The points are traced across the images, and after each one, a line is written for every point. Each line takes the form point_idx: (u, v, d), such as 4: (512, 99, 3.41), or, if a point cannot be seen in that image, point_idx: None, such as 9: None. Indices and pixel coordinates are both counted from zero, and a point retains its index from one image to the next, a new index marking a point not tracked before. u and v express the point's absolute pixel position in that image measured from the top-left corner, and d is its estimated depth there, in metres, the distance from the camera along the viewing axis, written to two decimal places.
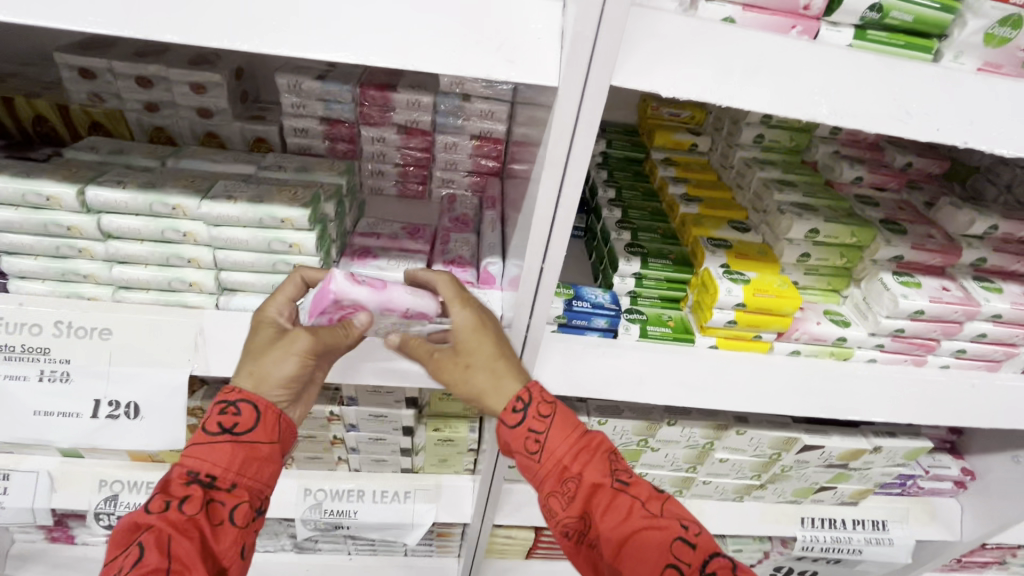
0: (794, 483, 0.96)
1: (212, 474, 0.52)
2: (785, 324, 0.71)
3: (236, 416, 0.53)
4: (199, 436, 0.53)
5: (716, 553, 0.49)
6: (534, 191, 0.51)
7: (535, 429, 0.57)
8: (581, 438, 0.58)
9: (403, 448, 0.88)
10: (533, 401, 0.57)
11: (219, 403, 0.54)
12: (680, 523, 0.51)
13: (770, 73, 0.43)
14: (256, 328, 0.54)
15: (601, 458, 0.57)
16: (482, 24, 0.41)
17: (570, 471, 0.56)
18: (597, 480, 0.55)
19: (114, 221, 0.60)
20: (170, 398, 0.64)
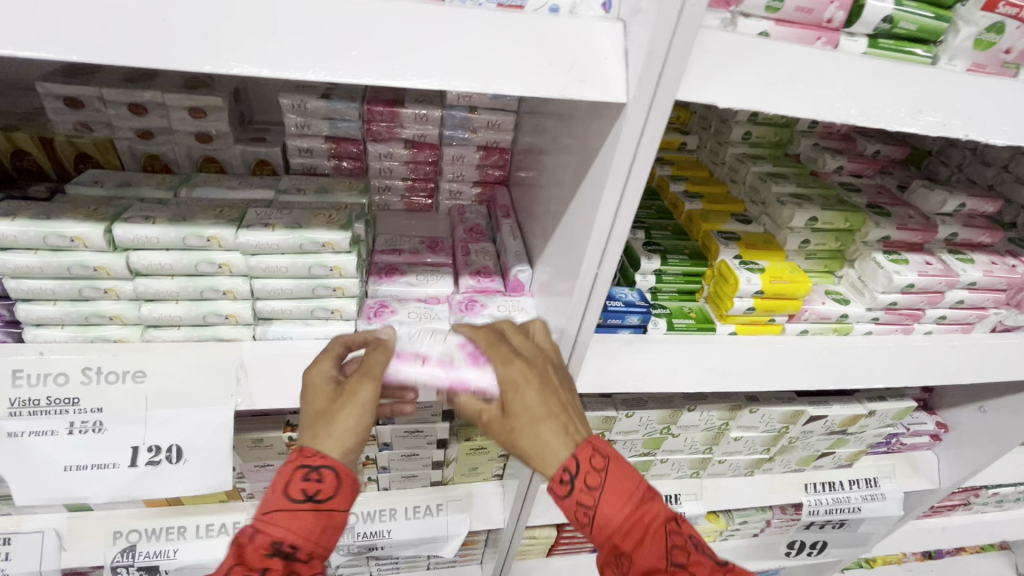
0: (799, 452, 1.04)
1: (293, 543, 0.52)
2: (796, 307, 0.76)
3: (319, 483, 0.52)
4: (280, 502, 0.52)
5: None
6: (589, 201, 0.54)
7: (580, 503, 0.53)
8: (634, 513, 0.52)
9: (435, 461, 0.88)
10: (582, 471, 0.52)
11: (301, 468, 0.52)
12: None
13: (806, 82, 0.48)
14: (313, 392, 0.53)
15: (660, 534, 0.51)
16: (553, 49, 0.43)
17: (623, 549, 0.52)
18: (653, 563, 0.51)
19: (144, 258, 0.58)
20: (214, 437, 0.62)
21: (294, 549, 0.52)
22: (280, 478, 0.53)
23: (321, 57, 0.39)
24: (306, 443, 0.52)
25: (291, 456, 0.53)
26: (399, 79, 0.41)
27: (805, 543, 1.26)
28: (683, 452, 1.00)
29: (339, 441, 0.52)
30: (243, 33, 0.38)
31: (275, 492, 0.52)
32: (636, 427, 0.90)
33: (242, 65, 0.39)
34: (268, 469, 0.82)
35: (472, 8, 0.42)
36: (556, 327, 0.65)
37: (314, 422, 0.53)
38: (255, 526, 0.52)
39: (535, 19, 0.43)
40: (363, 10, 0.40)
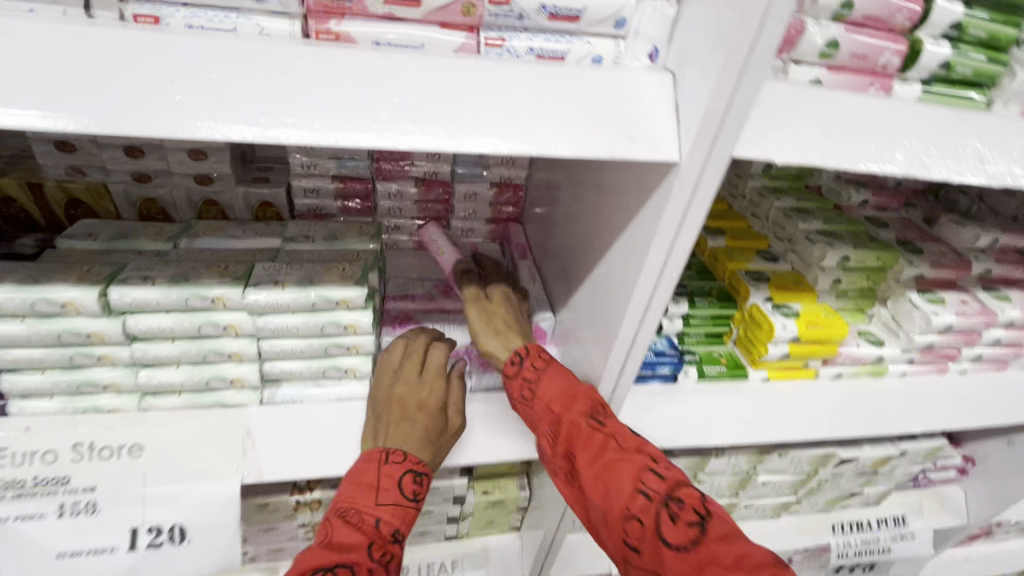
0: (827, 493, 1.00)
1: (399, 535, 0.56)
2: (832, 351, 0.73)
3: (423, 485, 0.58)
4: (392, 497, 0.55)
5: (685, 485, 0.50)
6: (629, 257, 0.50)
7: (526, 379, 0.57)
8: (569, 384, 0.57)
9: (451, 517, 0.83)
10: (532, 356, 0.59)
11: (414, 472, 0.57)
12: (651, 456, 0.52)
13: (864, 132, 0.44)
14: (422, 416, 0.58)
15: (588, 401, 0.55)
16: (600, 103, 0.39)
17: (555, 415, 0.55)
18: (581, 426, 0.54)
19: (142, 322, 0.53)
20: (219, 513, 0.56)
21: (395, 539, 0.55)
22: (393, 475, 0.56)
23: (347, 118, 0.36)
24: (393, 447, 0.57)
25: (382, 456, 0.56)
26: (434, 140, 0.37)
27: None
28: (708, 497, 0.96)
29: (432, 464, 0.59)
30: (260, 95, 0.34)
31: (387, 488, 0.55)
32: None
33: (260, 129, 0.35)
34: (273, 532, 0.76)
35: (510, 62, 0.39)
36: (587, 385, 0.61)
37: (416, 444, 0.57)
38: (369, 514, 0.54)
39: (578, 72, 0.39)
40: (393, 66, 0.36)
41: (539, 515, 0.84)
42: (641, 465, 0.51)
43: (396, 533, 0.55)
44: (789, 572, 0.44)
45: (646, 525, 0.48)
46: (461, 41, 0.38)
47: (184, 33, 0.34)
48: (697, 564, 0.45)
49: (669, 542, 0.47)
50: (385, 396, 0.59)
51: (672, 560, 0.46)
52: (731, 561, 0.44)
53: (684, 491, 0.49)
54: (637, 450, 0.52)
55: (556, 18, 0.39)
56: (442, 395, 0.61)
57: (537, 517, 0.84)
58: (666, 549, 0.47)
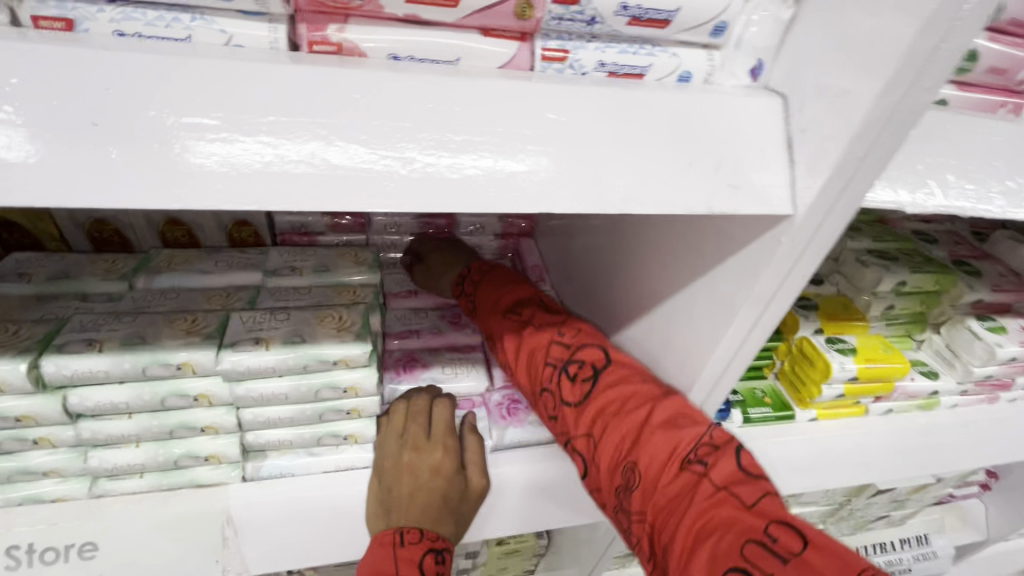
0: (855, 519, 0.94)
1: None
2: (888, 389, 0.66)
3: (444, 562, 0.48)
4: None
5: (586, 344, 0.48)
6: (699, 314, 0.41)
7: (467, 293, 0.61)
8: (501, 285, 0.58)
9: (461, 568, 0.75)
10: (471, 273, 0.63)
11: (433, 550, 0.47)
12: (557, 327, 0.50)
13: (1004, 168, 0.36)
14: (432, 481, 0.49)
15: (515, 295, 0.56)
16: (695, 138, 0.29)
17: (485, 312, 0.57)
18: (498, 313, 0.55)
19: (90, 397, 0.42)
20: None
21: None
22: (414, 558, 0.46)
23: (358, 170, 0.25)
24: (408, 524, 0.47)
25: (398, 539, 0.46)
26: (479, 199, 0.27)
27: None
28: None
29: (453, 536, 0.49)
30: (232, 140, 0.24)
31: None
32: None
33: (234, 187, 0.24)
34: None
35: (576, 84, 0.28)
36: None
37: (430, 516, 0.48)
38: None
39: (666, 97, 0.29)
40: (421, 93, 0.26)
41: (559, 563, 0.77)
42: (548, 337, 0.50)
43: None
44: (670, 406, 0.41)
45: (552, 392, 0.47)
46: (510, 54, 0.28)
47: (111, 47, 0.23)
48: (591, 413, 0.44)
49: (569, 401, 0.46)
50: (391, 461, 0.50)
51: (573, 414, 0.45)
52: (618, 407, 0.43)
53: (585, 350, 0.47)
54: (549, 325, 0.51)
55: (638, 22, 0.29)
56: (456, 453, 0.51)
57: (557, 566, 0.77)
58: (567, 408, 0.46)
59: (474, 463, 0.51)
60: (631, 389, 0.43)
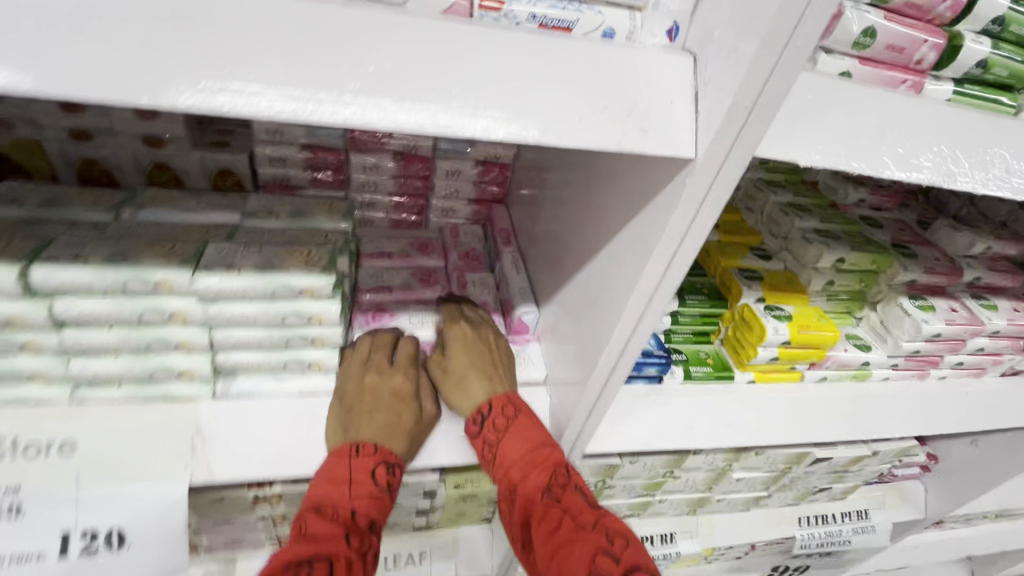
0: (797, 488, 1.00)
1: (374, 525, 0.51)
2: (820, 356, 0.71)
3: (394, 475, 0.53)
4: (363, 486, 0.50)
5: (637, 563, 0.46)
6: (631, 257, 0.46)
7: (483, 439, 0.56)
8: (534, 451, 0.55)
9: (420, 509, 0.80)
10: (495, 410, 0.56)
11: (386, 461, 0.52)
12: (604, 535, 0.49)
13: (894, 134, 0.40)
14: (389, 403, 0.54)
15: (547, 466, 0.54)
16: (610, 85, 0.34)
17: (514, 483, 0.53)
18: (536, 500, 0.52)
19: (74, 308, 0.47)
20: (165, 518, 0.50)
21: (373, 531, 0.51)
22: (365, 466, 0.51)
23: (308, 87, 0.29)
24: (364, 437, 0.52)
25: (353, 450, 0.51)
26: (413, 122, 0.31)
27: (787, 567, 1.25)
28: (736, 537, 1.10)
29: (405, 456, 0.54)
30: (198, 55, 0.28)
31: (358, 482, 0.50)
32: (639, 472, 0.83)
33: (199, 95, 0.28)
34: (230, 524, 0.72)
35: (506, 30, 0.33)
36: (575, 392, 0.57)
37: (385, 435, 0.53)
38: (339, 503, 0.49)
39: (587, 47, 0.34)
40: (365, 28, 0.30)
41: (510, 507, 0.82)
42: (591, 543, 0.48)
43: (372, 528, 0.50)
44: None
45: None
46: (450, 2, 0.33)
47: None
48: None
49: None
50: (354, 387, 0.55)
51: None
52: None
53: (634, 562, 0.47)
54: (595, 527, 0.50)
55: None
56: (415, 379, 0.58)
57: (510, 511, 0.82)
58: None
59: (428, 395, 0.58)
60: None
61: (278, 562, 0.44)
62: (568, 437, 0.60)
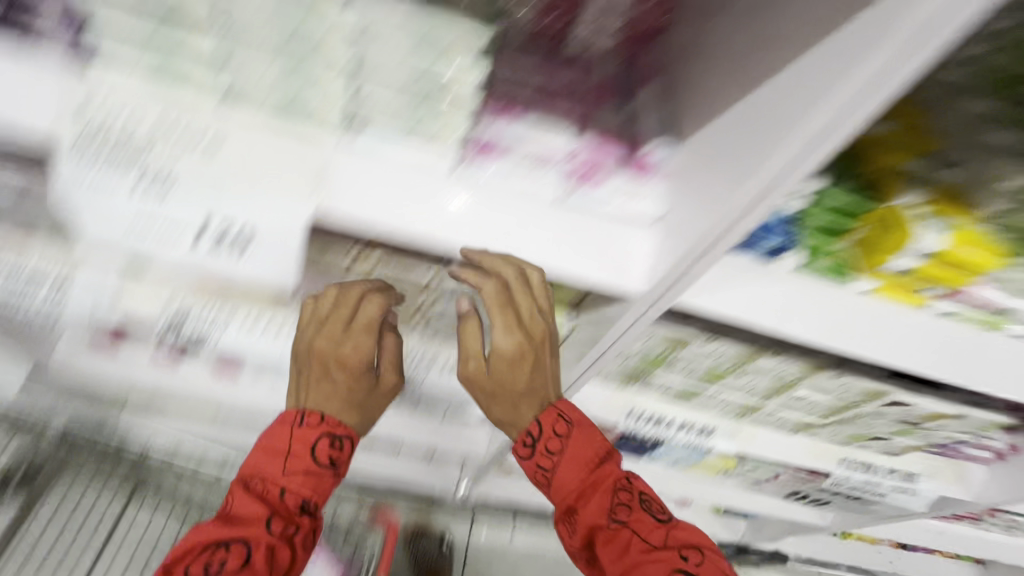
0: (856, 428, 0.97)
1: (314, 501, 0.59)
2: (959, 285, 0.64)
3: (341, 449, 0.62)
4: (300, 461, 0.59)
5: (701, 556, 0.62)
6: (835, 66, 0.41)
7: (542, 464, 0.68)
8: (591, 475, 0.66)
9: (488, 328, 0.84)
10: (541, 435, 0.68)
11: (328, 437, 0.61)
12: (680, 555, 0.62)
13: None
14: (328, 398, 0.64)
15: (602, 501, 0.65)
16: None
17: (572, 503, 0.66)
18: (603, 524, 0.64)
19: (238, 8, 0.47)
20: (289, 229, 0.58)
21: (306, 509, 0.59)
22: (306, 438, 0.60)
23: None
24: (312, 404, 0.63)
25: (299, 418, 0.61)
26: None
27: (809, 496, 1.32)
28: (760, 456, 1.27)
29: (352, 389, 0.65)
30: None
31: (296, 455, 0.59)
32: (706, 355, 0.82)
33: None
34: (324, 285, 0.79)
35: None
36: (695, 227, 0.57)
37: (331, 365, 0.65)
38: (275, 480, 0.58)
39: None
40: None
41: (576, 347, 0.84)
42: (664, 565, 0.61)
43: (309, 513, 0.59)
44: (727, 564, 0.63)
45: None
46: None
47: None
48: None
49: None
50: (306, 353, 0.65)
51: None
52: None
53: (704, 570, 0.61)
54: (663, 529, 0.64)
55: None
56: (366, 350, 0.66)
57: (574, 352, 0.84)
58: None
59: (387, 337, 0.71)
60: None
61: (209, 534, 0.54)
62: (664, 282, 0.61)
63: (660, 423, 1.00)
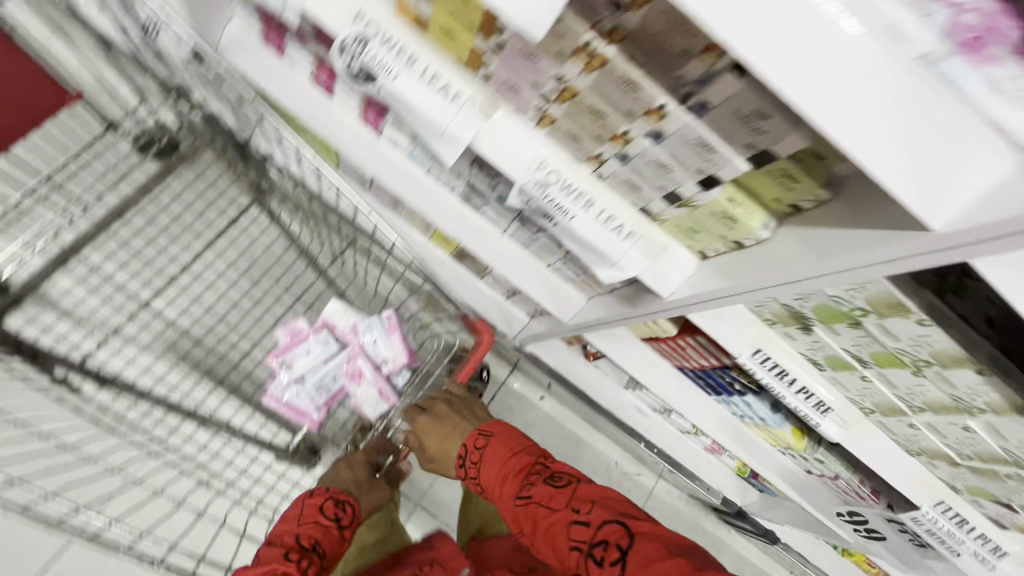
0: (991, 483, 0.84)
1: (321, 547, 0.95)
2: None
3: (344, 510, 1.03)
4: (318, 514, 0.99)
5: (606, 517, 0.69)
6: None
7: (473, 474, 0.87)
8: (502, 467, 0.85)
9: (674, 193, 0.71)
10: (468, 446, 0.89)
11: (337, 505, 1.02)
12: (574, 508, 0.72)
13: None
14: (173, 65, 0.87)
15: (519, 463, 0.83)
16: None
17: (493, 492, 0.84)
18: (510, 506, 0.79)
19: None
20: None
21: (314, 549, 0.93)
22: (316, 500, 1.02)
23: None
24: None
25: None
26: None
27: (863, 522, 1.25)
28: (833, 452, 1.20)
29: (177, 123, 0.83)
30: None
31: (308, 513, 0.99)
32: (901, 337, 0.68)
33: None
34: (528, 63, 0.66)
35: None
36: None
37: None
38: (296, 529, 0.95)
39: None
40: None
41: (754, 257, 0.71)
42: (566, 515, 0.72)
43: (314, 552, 0.93)
44: (674, 536, 0.67)
45: (577, 527, 0.71)
46: None
47: None
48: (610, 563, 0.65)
49: (590, 546, 0.68)
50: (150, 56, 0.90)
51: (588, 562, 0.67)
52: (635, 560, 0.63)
53: (602, 518, 0.69)
54: (569, 497, 0.74)
55: None
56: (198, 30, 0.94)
57: (747, 262, 0.72)
58: (587, 558, 0.68)
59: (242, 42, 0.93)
60: (651, 532, 0.66)
61: (254, 573, 0.84)
62: (960, 245, 0.46)
63: (781, 379, 0.88)
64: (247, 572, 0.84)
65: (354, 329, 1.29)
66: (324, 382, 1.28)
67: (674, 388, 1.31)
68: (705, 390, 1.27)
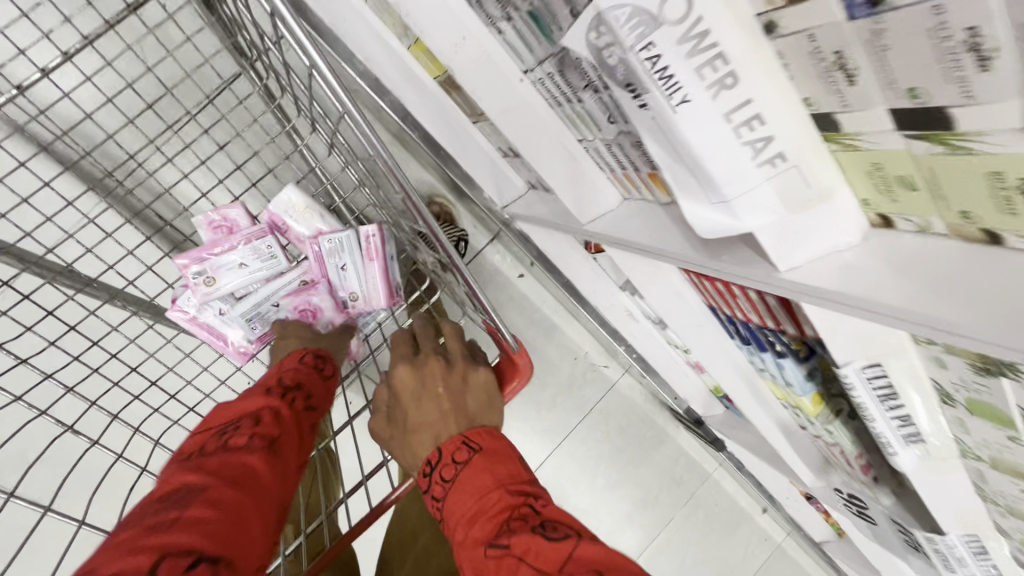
0: None
1: (309, 389, 0.68)
2: None
3: (325, 364, 0.74)
4: (296, 360, 0.72)
5: None
6: None
7: (434, 495, 0.47)
8: (482, 497, 0.44)
9: (947, 111, 0.33)
10: (439, 461, 0.49)
11: (315, 354, 0.75)
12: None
13: None
14: None
15: (502, 492, 0.44)
16: None
17: (461, 538, 0.44)
18: (478, 561, 0.41)
19: None
20: None
21: (300, 389, 0.67)
22: (291, 355, 0.73)
23: None
24: None
25: None
26: None
27: (863, 507, 1.11)
28: (849, 427, 0.98)
29: None
30: None
31: (284, 361, 0.71)
32: None
33: None
34: None
35: None
36: None
37: None
38: (277, 373, 0.68)
39: None
40: None
41: None
42: None
43: (302, 392, 0.67)
44: None
45: None
46: None
47: None
48: None
49: None
50: None
51: None
52: None
53: None
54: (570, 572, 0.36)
55: None
56: None
57: None
58: None
59: None
60: None
61: (232, 414, 0.59)
62: None
63: (882, 403, 0.62)
64: (218, 417, 0.60)
65: (318, 239, 0.82)
66: (262, 309, 0.84)
67: (694, 325, 1.07)
68: (729, 334, 1.03)
